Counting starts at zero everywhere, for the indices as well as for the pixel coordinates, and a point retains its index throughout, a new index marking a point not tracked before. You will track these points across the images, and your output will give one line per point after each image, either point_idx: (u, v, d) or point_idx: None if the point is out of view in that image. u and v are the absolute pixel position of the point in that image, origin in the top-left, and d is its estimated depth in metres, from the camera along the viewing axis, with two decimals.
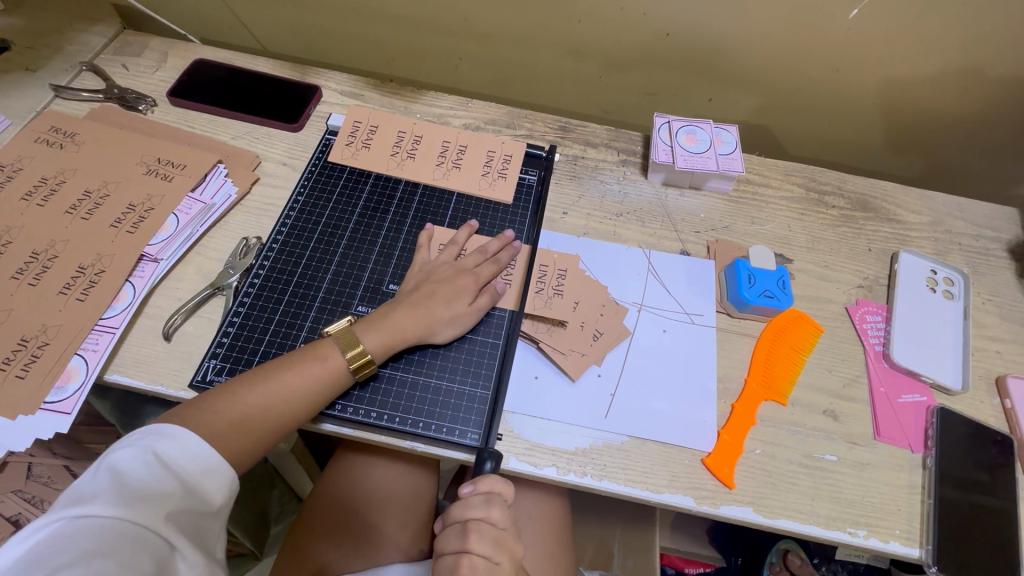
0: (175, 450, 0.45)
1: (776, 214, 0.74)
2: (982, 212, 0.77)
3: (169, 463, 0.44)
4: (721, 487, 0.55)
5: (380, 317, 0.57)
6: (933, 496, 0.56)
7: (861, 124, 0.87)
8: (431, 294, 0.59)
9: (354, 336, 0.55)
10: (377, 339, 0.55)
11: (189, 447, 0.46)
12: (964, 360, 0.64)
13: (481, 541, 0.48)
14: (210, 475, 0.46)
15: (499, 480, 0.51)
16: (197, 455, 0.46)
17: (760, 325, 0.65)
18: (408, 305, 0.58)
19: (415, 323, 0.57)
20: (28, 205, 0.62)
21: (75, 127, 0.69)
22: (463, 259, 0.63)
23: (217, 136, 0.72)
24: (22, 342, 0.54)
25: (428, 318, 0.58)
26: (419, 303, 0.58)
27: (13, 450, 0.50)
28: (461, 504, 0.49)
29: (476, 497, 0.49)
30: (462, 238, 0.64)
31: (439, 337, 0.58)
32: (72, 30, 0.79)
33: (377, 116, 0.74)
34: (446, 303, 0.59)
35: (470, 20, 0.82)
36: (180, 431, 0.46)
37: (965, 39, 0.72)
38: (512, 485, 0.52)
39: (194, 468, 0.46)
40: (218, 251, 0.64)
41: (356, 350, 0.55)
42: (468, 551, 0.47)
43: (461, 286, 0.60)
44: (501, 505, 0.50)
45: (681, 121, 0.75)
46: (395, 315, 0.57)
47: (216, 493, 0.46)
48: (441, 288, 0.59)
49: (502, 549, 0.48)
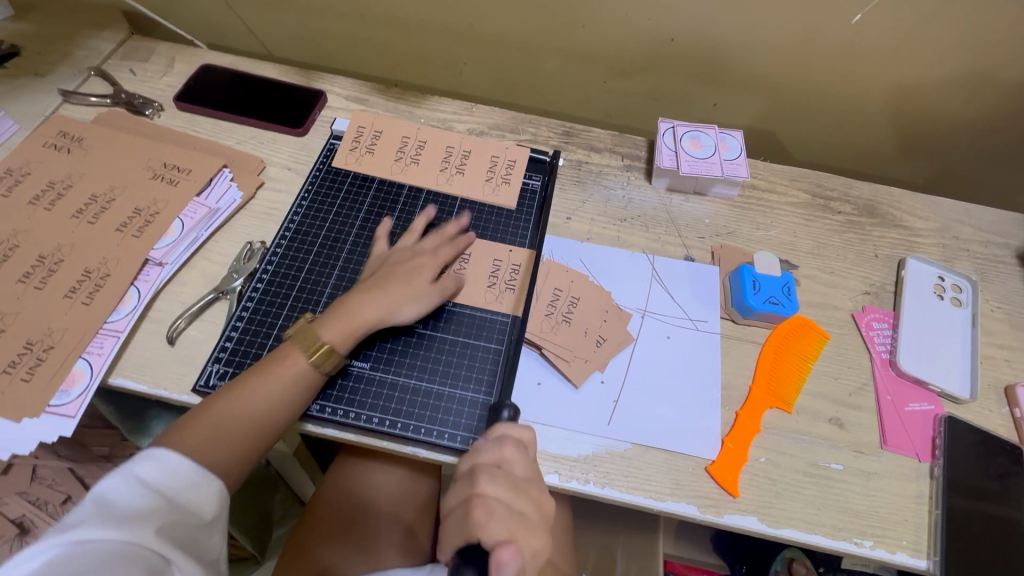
0: (157, 467, 0.45)
1: (782, 220, 0.74)
2: (990, 218, 0.77)
3: (154, 481, 0.44)
4: (725, 495, 0.54)
5: (336, 307, 0.57)
6: (941, 506, 0.55)
7: (868, 128, 0.87)
8: (387, 276, 0.59)
9: (314, 333, 0.55)
10: (336, 328, 0.55)
11: (172, 464, 0.46)
12: (973, 368, 0.63)
13: (493, 483, 0.46)
14: (199, 488, 0.46)
15: (515, 426, 0.50)
16: (181, 470, 0.46)
17: (765, 332, 0.64)
18: (364, 290, 0.58)
19: (373, 306, 0.57)
20: (36, 209, 0.63)
21: (83, 132, 0.69)
22: (422, 244, 0.63)
23: (222, 141, 0.73)
24: (27, 345, 0.54)
25: (384, 299, 0.57)
26: (375, 286, 0.58)
27: (16, 453, 0.50)
28: (472, 451, 0.48)
29: (487, 443, 0.49)
30: (417, 226, 0.65)
31: (400, 316, 0.57)
32: (80, 35, 0.80)
33: (381, 121, 0.74)
34: (402, 284, 0.58)
35: (475, 25, 0.82)
36: (161, 449, 0.46)
37: (973, 42, 0.71)
38: (530, 431, 0.50)
39: (180, 483, 0.45)
40: (223, 255, 0.64)
41: (314, 344, 0.54)
42: (482, 493, 0.45)
43: (418, 267, 0.60)
44: (514, 447, 0.48)
45: (686, 126, 0.74)
46: (351, 302, 0.57)
47: (208, 504, 0.46)
48: (396, 270, 0.59)
49: (520, 494, 0.46)
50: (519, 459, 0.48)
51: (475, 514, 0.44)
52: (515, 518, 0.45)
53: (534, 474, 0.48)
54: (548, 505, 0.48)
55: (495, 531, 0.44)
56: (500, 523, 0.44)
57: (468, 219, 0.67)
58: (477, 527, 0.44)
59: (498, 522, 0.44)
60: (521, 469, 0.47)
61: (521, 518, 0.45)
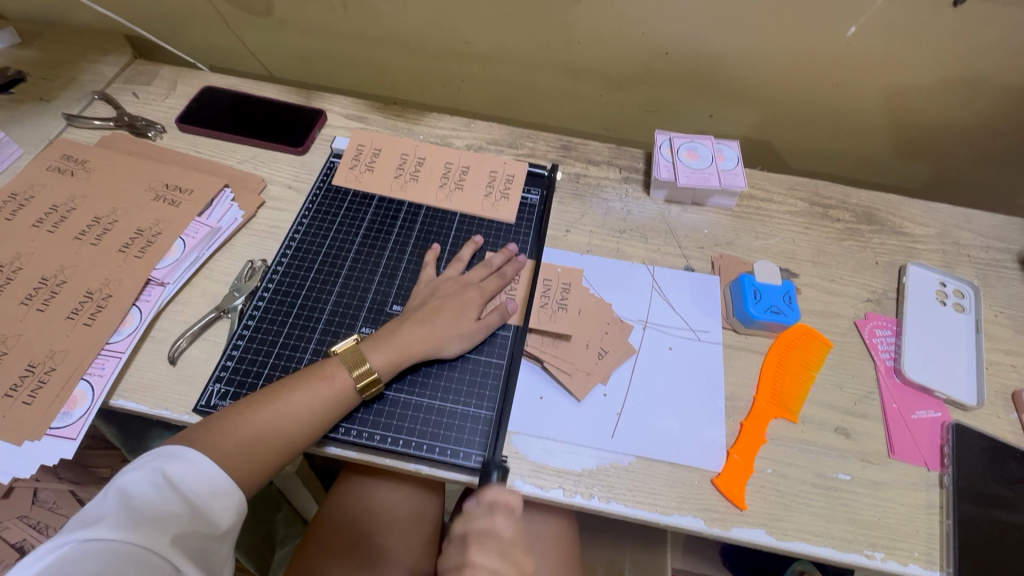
0: (184, 471, 0.46)
1: (781, 228, 0.74)
2: (989, 223, 0.77)
3: (178, 484, 0.45)
4: (732, 508, 0.54)
5: (387, 334, 0.57)
6: (952, 516, 0.54)
7: (863, 135, 0.87)
8: (437, 309, 0.59)
9: (362, 354, 0.55)
10: (384, 356, 0.55)
11: (198, 468, 0.46)
12: (978, 375, 0.63)
13: (482, 553, 0.49)
14: (218, 496, 0.46)
15: (504, 490, 0.51)
16: (205, 475, 0.46)
17: (768, 341, 0.64)
18: (417, 322, 0.58)
19: (423, 340, 0.57)
20: (39, 232, 0.63)
21: (87, 155, 0.70)
22: (469, 274, 0.63)
23: (224, 161, 0.73)
24: (29, 367, 0.54)
25: (434, 334, 0.58)
26: (425, 318, 0.58)
27: (18, 477, 0.50)
28: (464, 517, 0.52)
29: (479, 508, 0.51)
30: (467, 255, 0.65)
31: (447, 352, 0.58)
32: (85, 61, 0.81)
33: (380, 140, 0.75)
34: (453, 318, 0.59)
35: (471, 42, 0.84)
36: (190, 451, 0.47)
37: (963, 50, 0.72)
38: (518, 497, 0.52)
39: (201, 489, 0.46)
40: (225, 273, 0.64)
41: (362, 368, 0.54)
42: (472, 563, 0.49)
43: (467, 303, 0.60)
44: (504, 514, 0.50)
45: (682, 137, 0.75)
46: (402, 332, 0.57)
47: (224, 515, 0.46)
48: (448, 303, 0.60)
49: (507, 562, 0.50)
50: (508, 528, 0.50)
51: None
52: None
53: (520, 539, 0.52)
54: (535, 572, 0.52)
55: None
56: None
57: (514, 245, 0.67)
58: None
59: None
60: (509, 534, 0.51)
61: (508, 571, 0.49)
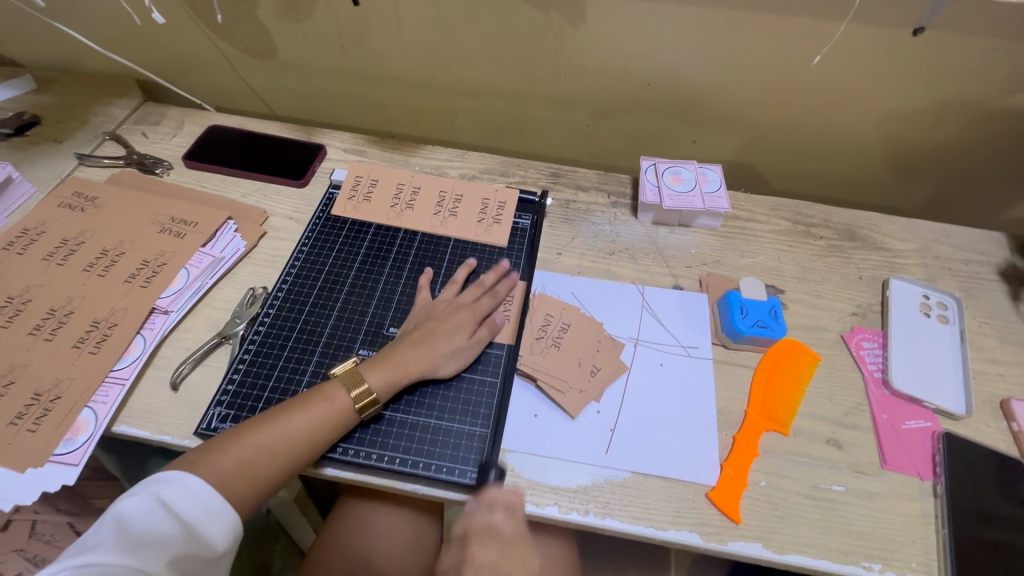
0: (177, 495, 0.48)
1: (766, 247, 0.77)
2: (969, 237, 0.79)
3: (171, 509, 0.47)
4: (727, 522, 0.54)
5: (385, 355, 0.59)
6: (947, 525, 0.54)
7: (842, 157, 0.91)
8: (432, 330, 0.61)
9: (360, 375, 0.57)
10: (382, 377, 0.57)
11: (190, 493, 0.48)
12: (965, 385, 0.64)
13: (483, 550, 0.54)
14: (213, 518, 0.48)
15: (505, 490, 0.54)
16: (197, 499, 0.48)
17: (757, 356, 0.65)
18: (411, 343, 0.60)
19: (419, 359, 0.59)
20: (49, 265, 0.66)
21: (96, 192, 0.73)
22: (463, 295, 0.65)
23: (227, 195, 0.77)
24: (35, 396, 0.56)
25: (430, 354, 0.59)
26: (422, 339, 0.60)
27: (19, 504, 0.50)
28: (465, 515, 0.54)
29: (478, 507, 0.53)
30: (461, 277, 0.68)
31: (443, 371, 0.60)
32: (97, 104, 0.86)
33: (377, 171, 0.79)
34: (447, 337, 0.61)
35: (464, 79, 0.89)
36: (184, 476, 0.49)
37: (926, 78, 0.76)
38: (519, 492, 0.54)
39: (194, 512, 0.48)
40: (226, 300, 0.66)
41: (361, 389, 0.56)
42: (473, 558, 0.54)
43: (461, 322, 0.62)
44: (502, 512, 0.53)
45: (667, 163, 0.78)
46: (399, 353, 0.59)
47: (219, 536, 0.48)
48: (442, 324, 0.62)
49: (506, 556, 0.54)
50: (508, 526, 0.53)
51: None
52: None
53: (520, 533, 0.54)
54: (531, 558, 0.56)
55: None
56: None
57: (507, 263, 0.70)
58: None
59: None
60: (509, 531, 0.53)
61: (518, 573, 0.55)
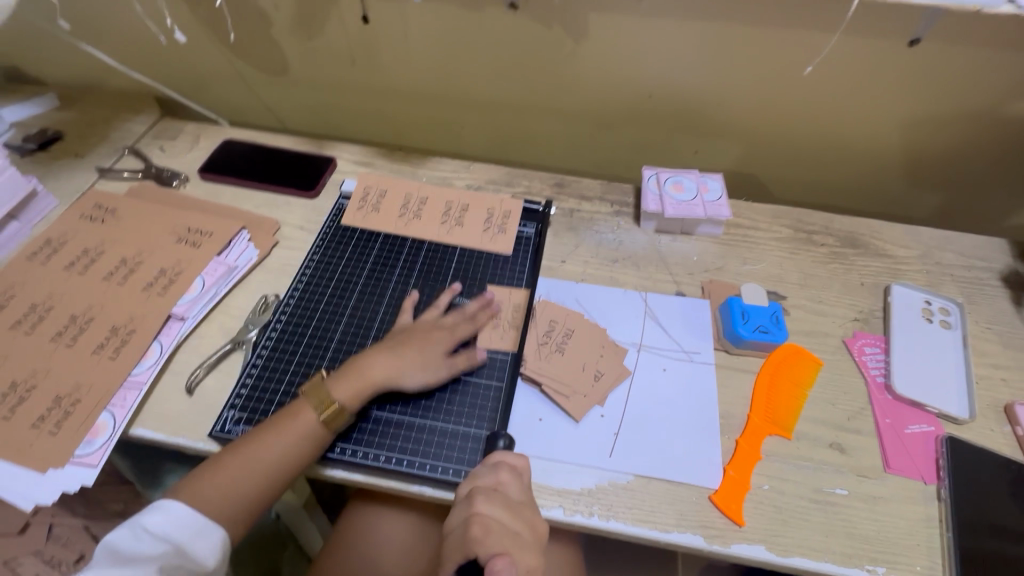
0: (161, 520, 0.51)
1: (768, 254, 0.78)
2: (970, 244, 0.80)
3: (158, 533, 0.51)
4: (730, 525, 0.54)
5: (351, 367, 0.60)
6: (951, 529, 0.55)
7: (843, 166, 0.92)
8: (403, 344, 0.61)
9: (326, 391, 0.57)
10: (346, 389, 0.58)
11: (173, 516, 0.51)
12: (968, 389, 0.64)
13: (490, 504, 0.48)
14: (199, 536, 0.51)
15: (511, 453, 0.53)
16: (180, 522, 0.51)
17: (759, 361, 0.66)
18: (380, 357, 0.60)
19: (384, 370, 0.59)
20: (70, 274, 0.68)
21: (116, 204, 0.76)
22: (441, 318, 0.65)
23: (240, 206, 0.79)
24: (56, 400, 0.58)
25: (397, 367, 0.60)
26: (390, 352, 0.61)
27: (40, 504, 0.52)
28: (469, 478, 0.52)
29: (484, 468, 0.52)
30: (444, 300, 0.68)
31: (408, 384, 0.59)
32: (117, 120, 0.89)
33: (386, 182, 0.81)
34: (417, 352, 0.61)
35: (470, 92, 0.91)
36: (168, 503, 0.52)
37: (924, 87, 0.78)
38: (525, 458, 0.53)
39: (179, 533, 0.51)
40: (240, 308, 0.68)
41: (327, 404, 0.57)
42: (479, 513, 0.48)
43: (433, 340, 0.62)
44: (509, 471, 0.51)
45: (668, 172, 0.80)
46: (367, 363, 0.60)
47: (206, 552, 0.51)
48: (413, 339, 0.62)
49: (516, 514, 0.49)
50: (515, 484, 0.51)
51: (472, 531, 0.47)
52: (512, 537, 0.47)
53: (529, 497, 0.51)
54: (545, 531, 0.50)
55: (492, 546, 0.45)
56: (498, 541, 0.46)
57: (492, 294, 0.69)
58: (474, 543, 0.46)
59: (495, 539, 0.46)
60: (517, 491, 0.50)
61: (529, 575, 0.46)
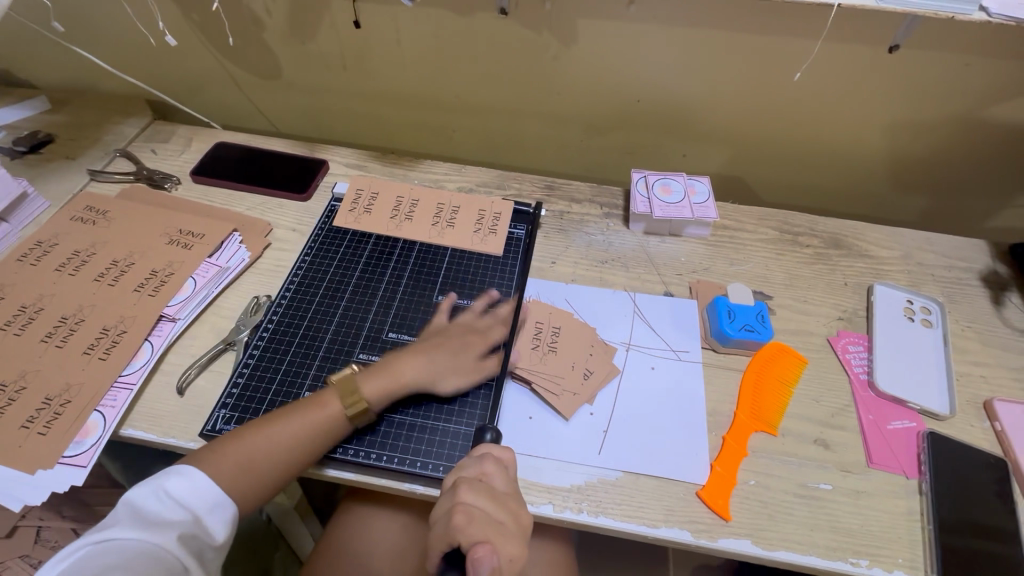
0: (183, 486, 0.51)
1: (754, 255, 0.79)
2: (950, 244, 0.82)
3: (178, 498, 0.50)
4: (717, 520, 0.55)
5: (385, 365, 0.61)
6: (932, 522, 0.56)
7: (828, 170, 0.94)
8: (437, 346, 0.63)
9: (356, 385, 0.58)
10: (376, 387, 0.59)
11: (195, 483, 0.51)
12: (949, 386, 0.65)
13: (473, 493, 0.49)
14: (215, 511, 0.52)
15: (496, 445, 0.54)
16: (202, 490, 0.51)
17: (745, 359, 0.67)
18: (413, 357, 0.61)
19: (417, 371, 0.60)
20: (61, 275, 0.68)
21: (107, 206, 0.76)
22: (473, 320, 0.67)
23: (232, 208, 0.79)
24: (45, 401, 0.58)
25: (430, 369, 0.61)
26: (424, 352, 0.62)
27: (29, 504, 0.52)
28: (455, 469, 0.52)
29: (469, 459, 0.53)
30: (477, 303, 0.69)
31: (440, 388, 0.61)
32: (108, 123, 0.89)
33: (377, 185, 0.81)
34: (451, 355, 0.63)
35: (461, 96, 0.92)
36: (189, 468, 0.52)
37: (902, 92, 0.80)
38: (510, 451, 0.54)
39: (200, 502, 0.51)
40: (231, 309, 0.69)
41: (356, 400, 0.57)
42: (463, 501, 0.48)
43: (467, 345, 0.64)
44: (494, 462, 0.52)
45: (656, 175, 0.82)
46: (400, 363, 0.61)
47: (220, 527, 0.52)
48: (448, 342, 0.64)
49: (500, 503, 0.49)
50: (499, 475, 0.51)
51: (455, 518, 0.47)
52: (494, 526, 0.47)
53: (514, 489, 0.51)
54: (529, 523, 0.50)
55: (474, 534, 0.46)
56: (480, 528, 0.47)
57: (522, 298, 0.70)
58: (457, 531, 0.46)
59: (477, 527, 0.46)
60: (502, 482, 0.51)
61: (512, 564, 0.46)
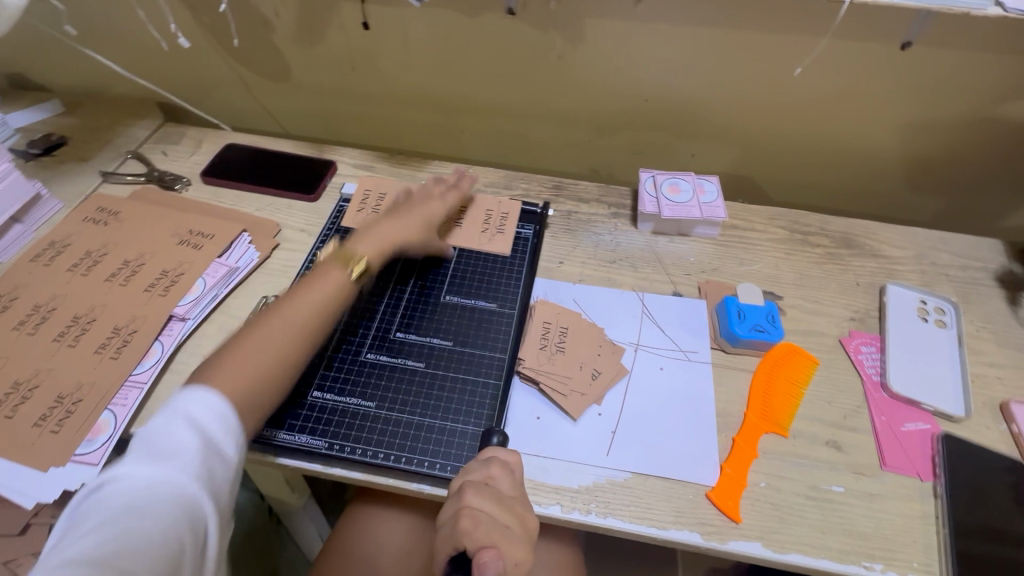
0: (195, 409, 0.51)
1: (763, 255, 0.78)
2: (965, 244, 0.80)
3: (191, 420, 0.50)
4: (727, 522, 0.55)
5: (364, 234, 0.68)
6: (948, 525, 0.55)
7: (838, 169, 0.93)
8: (406, 211, 0.71)
9: (347, 253, 0.66)
10: (366, 250, 0.66)
11: (207, 405, 0.51)
12: (963, 387, 0.64)
13: (479, 496, 0.48)
14: (227, 431, 0.51)
15: (503, 449, 0.54)
16: (214, 411, 0.51)
17: (755, 360, 0.67)
18: (388, 223, 0.69)
19: (397, 234, 0.69)
20: (73, 275, 0.69)
21: (119, 207, 0.77)
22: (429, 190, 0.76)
23: (241, 209, 0.80)
24: (58, 399, 0.58)
25: (406, 228, 0.70)
26: (397, 218, 0.70)
27: (41, 502, 0.53)
28: (461, 473, 0.52)
29: (476, 463, 0.52)
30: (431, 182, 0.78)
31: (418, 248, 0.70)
32: (120, 125, 0.91)
33: (385, 185, 0.82)
34: (420, 218, 0.71)
35: (469, 97, 0.92)
36: (199, 393, 0.52)
37: (915, 90, 0.79)
38: (517, 455, 0.54)
39: (214, 422, 0.51)
40: (240, 309, 0.69)
41: (354, 262, 0.65)
42: (469, 505, 0.48)
43: (430, 206, 0.73)
44: (501, 466, 0.52)
45: (665, 174, 0.81)
46: (379, 230, 0.68)
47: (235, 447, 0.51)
48: (414, 208, 0.72)
49: (506, 508, 0.48)
50: (505, 479, 0.51)
51: (461, 522, 0.46)
52: (501, 530, 0.47)
53: (520, 493, 0.51)
54: (535, 528, 0.50)
55: (479, 538, 0.45)
56: (486, 532, 0.46)
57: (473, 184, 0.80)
58: (463, 535, 0.46)
59: (482, 531, 0.46)
60: (508, 486, 0.50)
61: (517, 567, 0.46)
